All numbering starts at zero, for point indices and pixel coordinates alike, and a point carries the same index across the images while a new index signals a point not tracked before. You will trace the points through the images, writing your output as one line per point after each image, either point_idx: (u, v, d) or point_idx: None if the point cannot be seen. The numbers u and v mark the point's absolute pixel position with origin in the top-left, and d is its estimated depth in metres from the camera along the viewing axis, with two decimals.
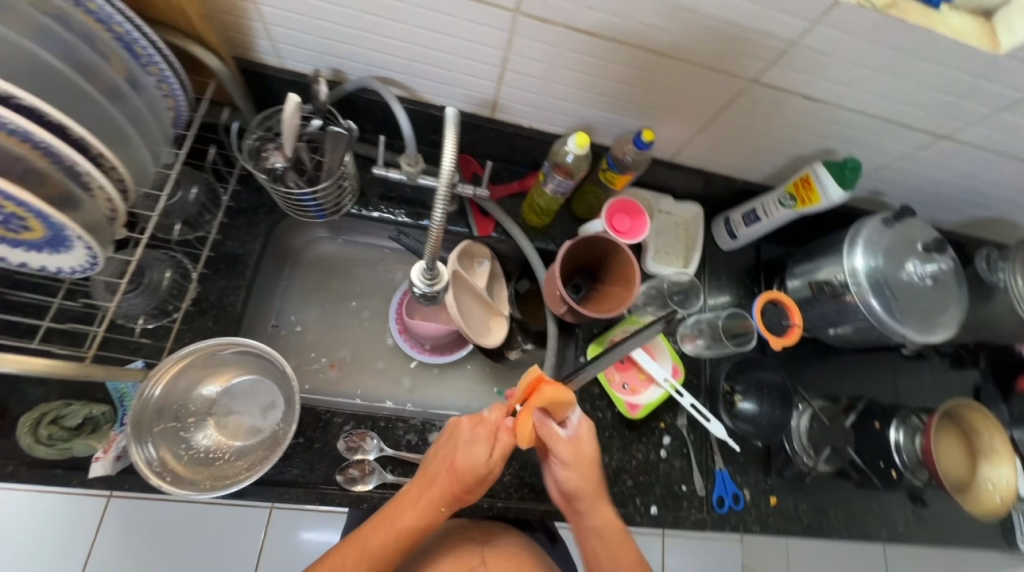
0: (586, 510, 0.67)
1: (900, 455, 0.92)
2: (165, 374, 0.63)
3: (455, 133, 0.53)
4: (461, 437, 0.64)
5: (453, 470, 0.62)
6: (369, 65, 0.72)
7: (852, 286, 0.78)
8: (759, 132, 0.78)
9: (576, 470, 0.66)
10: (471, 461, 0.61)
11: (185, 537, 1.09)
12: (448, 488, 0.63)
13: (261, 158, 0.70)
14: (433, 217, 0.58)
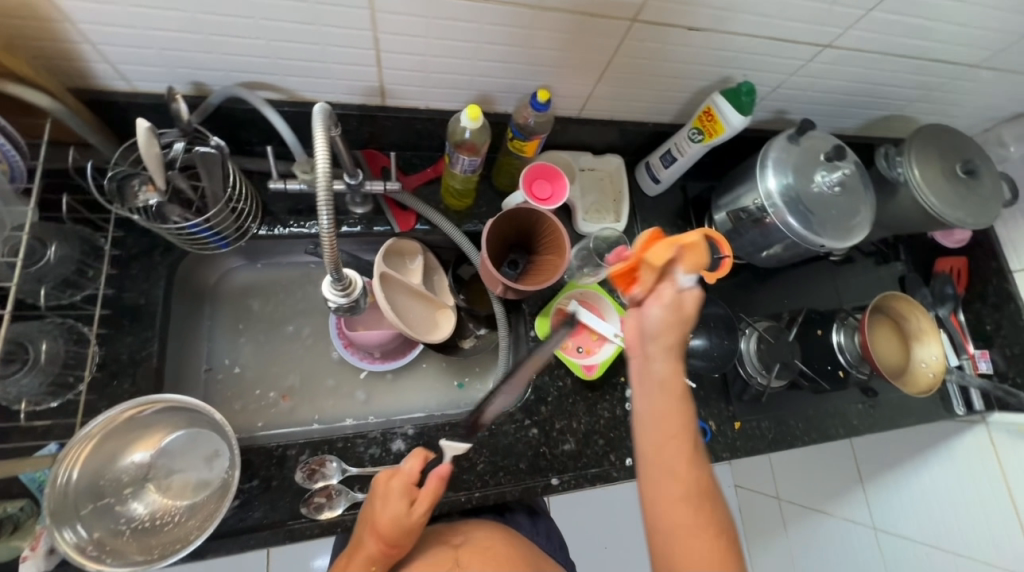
0: (656, 355, 0.52)
1: (844, 354, 0.97)
2: (80, 454, 0.58)
3: (324, 131, 0.51)
4: (380, 497, 0.61)
5: (377, 534, 0.59)
6: (232, 71, 0.66)
7: (770, 208, 0.80)
8: (656, 72, 0.77)
9: (675, 320, 0.51)
10: (392, 518, 0.58)
11: None
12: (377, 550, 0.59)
13: (129, 197, 0.63)
14: (322, 227, 0.53)
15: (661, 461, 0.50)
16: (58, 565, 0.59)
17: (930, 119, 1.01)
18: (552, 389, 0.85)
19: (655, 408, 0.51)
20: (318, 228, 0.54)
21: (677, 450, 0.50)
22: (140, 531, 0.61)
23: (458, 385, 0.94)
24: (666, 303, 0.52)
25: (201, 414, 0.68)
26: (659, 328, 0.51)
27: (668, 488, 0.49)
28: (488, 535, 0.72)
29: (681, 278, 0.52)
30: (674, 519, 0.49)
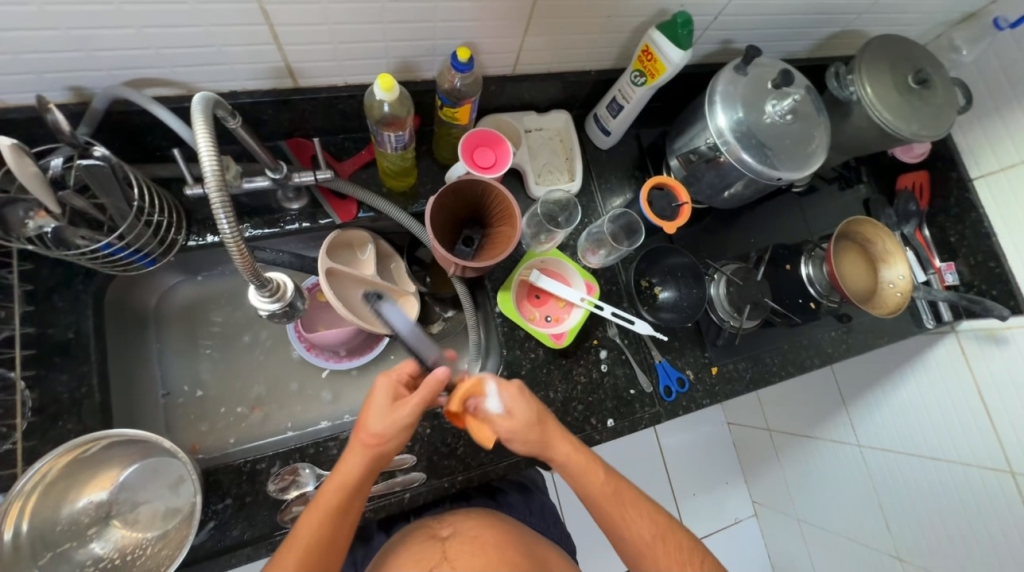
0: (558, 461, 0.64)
1: (814, 287, 0.97)
2: (23, 507, 0.55)
3: (206, 126, 0.47)
4: (372, 401, 0.60)
5: (367, 436, 0.58)
6: (110, 69, 0.58)
7: (722, 146, 0.76)
8: (586, 14, 0.71)
9: (525, 399, 0.62)
10: (384, 418, 0.58)
11: None
12: (367, 451, 0.58)
13: (14, 226, 0.56)
14: (223, 231, 0.49)
15: (598, 497, 0.64)
16: None
17: (880, 31, 0.97)
18: (525, 362, 0.82)
19: (600, 507, 0.64)
20: (222, 234, 0.49)
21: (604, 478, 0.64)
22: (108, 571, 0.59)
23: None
24: (512, 401, 0.61)
25: (153, 443, 0.64)
26: (515, 431, 0.61)
27: (617, 515, 0.64)
28: (480, 526, 0.72)
29: (493, 408, 0.61)
30: (635, 536, 0.64)
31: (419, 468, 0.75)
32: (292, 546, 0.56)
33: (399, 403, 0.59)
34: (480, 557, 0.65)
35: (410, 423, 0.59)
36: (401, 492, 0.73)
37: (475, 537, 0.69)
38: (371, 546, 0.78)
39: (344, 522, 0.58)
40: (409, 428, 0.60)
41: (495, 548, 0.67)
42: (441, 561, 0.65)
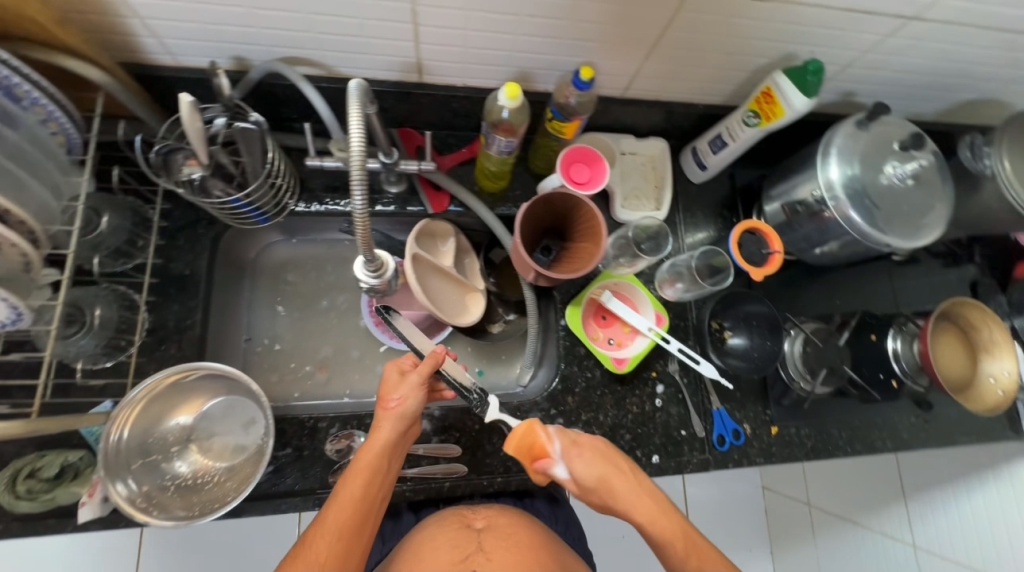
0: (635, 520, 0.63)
1: (898, 363, 0.90)
2: (129, 416, 0.61)
3: (359, 110, 0.49)
4: (388, 378, 0.69)
5: (388, 404, 0.66)
6: (271, 46, 0.65)
7: (829, 201, 0.73)
8: (710, 48, 0.71)
9: (593, 461, 0.62)
10: (400, 389, 0.67)
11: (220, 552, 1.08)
12: (390, 418, 0.66)
13: (173, 169, 0.65)
14: (353, 205, 0.52)
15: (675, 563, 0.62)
16: (112, 512, 0.64)
17: None
18: (580, 379, 0.83)
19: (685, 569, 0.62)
20: (352, 206, 0.53)
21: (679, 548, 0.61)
22: (182, 488, 0.65)
23: (477, 372, 0.94)
24: (576, 465, 0.62)
25: (238, 382, 0.70)
26: (584, 490, 0.63)
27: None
28: (510, 521, 0.75)
29: (557, 469, 0.62)
30: None
31: (462, 461, 0.77)
32: (336, 505, 0.60)
33: (411, 374, 0.69)
34: (514, 554, 0.69)
35: (423, 386, 0.68)
36: (441, 480, 0.75)
37: (506, 532, 0.73)
38: (399, 525, 0.81)
39: (380, 481, 0.63)
40: (422, 392, 0.69)
41: (526, 545, 0.71)
42: (475, 551, 0.69)
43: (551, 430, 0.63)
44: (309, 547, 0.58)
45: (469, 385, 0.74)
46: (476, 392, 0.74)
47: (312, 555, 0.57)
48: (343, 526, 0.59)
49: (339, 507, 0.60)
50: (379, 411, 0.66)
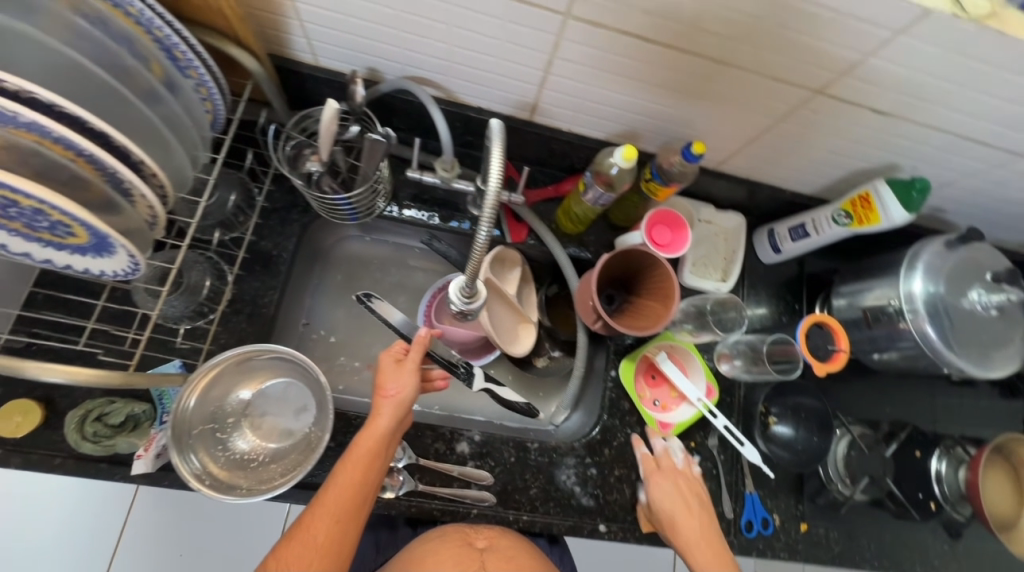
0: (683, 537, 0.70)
1: (941, 486, 0.88)
2: (199, 384, 0.63)
3: (501, 144, 0.51)
4: (384, 366, 0.64)
5: (385, 392, 0.62)
6: (406, 65, 0.69)
7: (908, 312, 0.73)
8: (815, 145, 0.73)
9: (669, 486, 0.74)
10: (398, 375, 0.63)
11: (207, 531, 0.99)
12: (387, 405, 0.62)
13: (297, 162, 0.70)
14: (478, 231, 0.53)
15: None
16: (159, 469, 0.66)
17: None
18: (620, 433, 0.83)
19: None
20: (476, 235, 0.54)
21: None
22: (231, 461, 0.67)
23: None
24: (656, 489, 0.75)
25: (300, 369, 0.72)
26: (658, 516, 0.73)
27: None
28: (512, 543, 0.72)
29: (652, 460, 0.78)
30: None
31: (490, 490, 0.78)
32: (332, 492, 0.56)
33: (410, 360, 0.64)
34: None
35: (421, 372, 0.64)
36: (469, 505, 0.76)
37: (510, 553, 0.70)
38: (396, 535, 0.81)
39: (377, 469, 0.59)
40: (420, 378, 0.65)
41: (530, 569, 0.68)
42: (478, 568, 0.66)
43: (641, 450, 0.80)
44: (305, 533, 0.54)
45: (456, 360, 0.80)
46: (462, 364, 0.79)
47: (310, 539, 0.53)
48: (342, 513, 0.55)
49: (334, 495, 0.56)
50: (377, 398, 0.61)
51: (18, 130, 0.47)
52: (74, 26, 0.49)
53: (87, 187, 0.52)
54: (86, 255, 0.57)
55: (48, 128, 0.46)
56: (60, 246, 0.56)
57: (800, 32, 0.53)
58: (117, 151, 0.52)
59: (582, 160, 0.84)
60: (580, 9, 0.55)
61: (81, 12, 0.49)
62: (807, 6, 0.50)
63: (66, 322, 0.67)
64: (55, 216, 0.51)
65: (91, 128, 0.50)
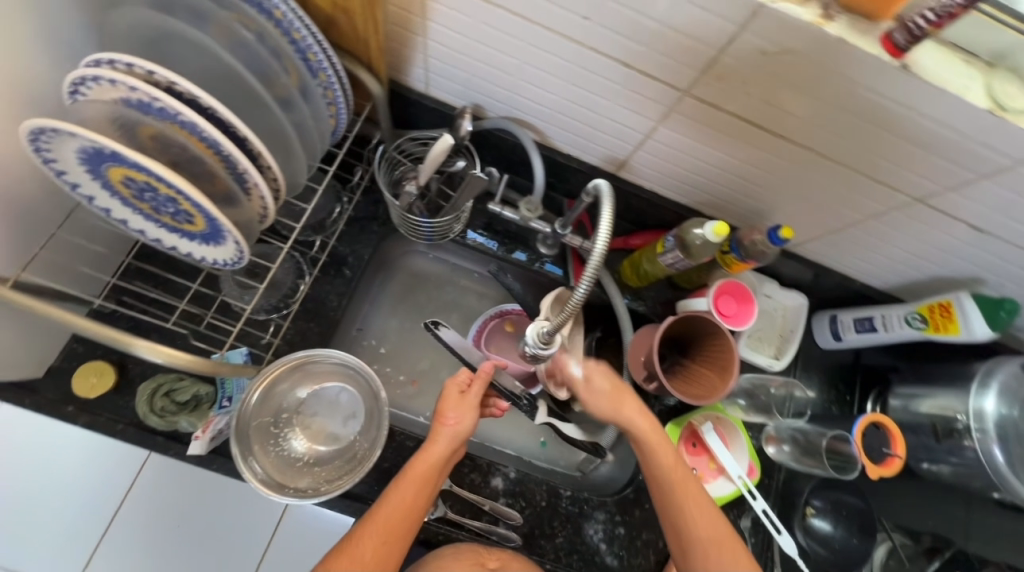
0: (633, 416, 0.66)
1: None
2: (268, 377, 0.66)
3: (610, 209, 0.55)
4: (447, 395, 0.69)
5: (444, 421, 0.67)
6: (512, 108, 0.73)
7: (976, 431, 0.72)
8: (899, 246, 0.73)
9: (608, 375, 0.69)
10: (458, 406, 0.68)
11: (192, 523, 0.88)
12: (445, 434, 0.67)
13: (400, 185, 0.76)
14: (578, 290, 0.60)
15: (670, 505, 0.62)
16: (210, 452, 0.67)
17: None
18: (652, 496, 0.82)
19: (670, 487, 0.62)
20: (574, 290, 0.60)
21: (673, 482, 0.63)
22: (280, 456, 0.68)
23: (541, 442, 0.90)
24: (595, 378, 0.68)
25: (359, 379, 0.73)
26: (598, 401, 0.67)
27: (688, 526, 0.61)
28: (525, 569, 0.69)
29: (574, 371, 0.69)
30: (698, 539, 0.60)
31: (516, 530, 0.77)
32: (383, 509, 0.61)
33: (471, 394, 0.69)
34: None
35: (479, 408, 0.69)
36: (495, 542, 0.75)
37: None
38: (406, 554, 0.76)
39: (427, 495, 0.64)
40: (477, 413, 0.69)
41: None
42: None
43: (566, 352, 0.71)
44: (355, 545, 0.59)
45: (518, 391, 0.83)
46: (525, 396, 0.83)
47: (358, 552, 0.58)
48: (390, 531, 0.60)
49: (386, 512, 0.61)
50: (437, 426, 0.66)
51: (175, 126, 0.51)
52: (238, 38, 0.54)
53: (214, 181, 0.55)
54: (195, 240, 0.60)
55: (200, 127, 0.50)
56: (173, 229, 0.60)
57: (914, 143, 0.54)
58: (249, 153, 0.56)
59: (657, 219, 0.85)
60: (702, 89, 0.57)
61: (247, 26, 0.54)
62: (928, 123, 0.51)
63: (151, 296, 0.70)
64: (183, 204, 0.54)
65: (235, 133, 0.54)
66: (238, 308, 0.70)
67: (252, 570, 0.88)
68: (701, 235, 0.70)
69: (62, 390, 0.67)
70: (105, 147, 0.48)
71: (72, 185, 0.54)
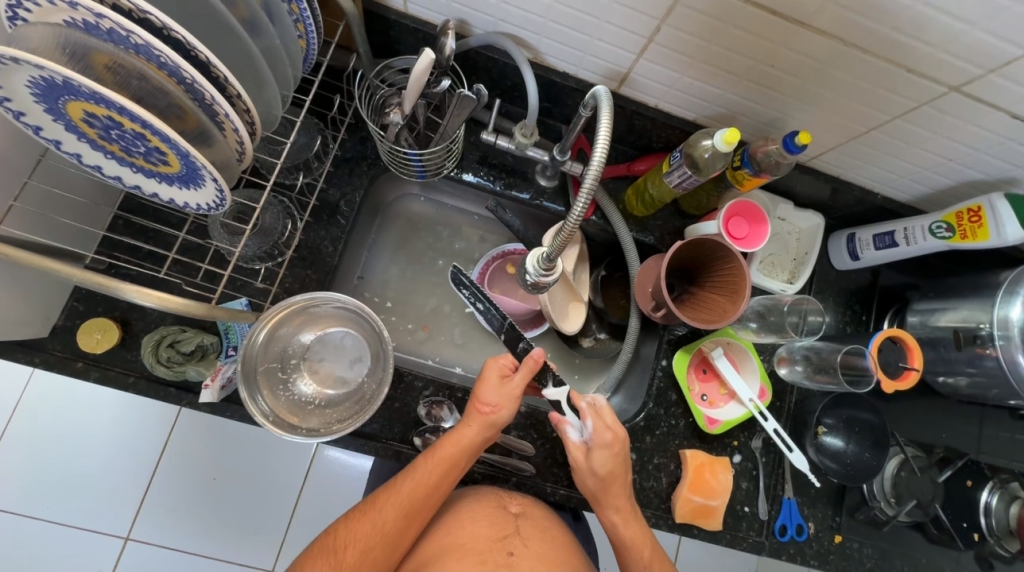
0: (618, 491, 0.68)
1: (988, 518, 0.85)
2: (272, 320, 0.65)
3: (609, 119, 0.51)
4: (486, 378, 0.69)
5: (483, 406, 0.67)
6: (499, 20, 0.66)
7: (999, 339, 0.69)
8: (926, 147, 0.67)
9: (609, 457, 0.67)
10: (498, 392, 0.68)
11: (250, 467, 1.11)
12: (480, 419, 0.67)
13: (381, 113, 0.70)
14: (572, 211, 0.58)
15: None
16: (222, 400, 0.68)
17: None
18: (663, 423, 0.82)
19: (646, 558, 0.68)
20: (570, 214, 0.58)
21: (645, 557, 0.68)
22: (291, 401, 0.68)
23: None
24: (592, 459, 0.67)
25: (362, 319, 0.72)
26: (591, 481, 0.68)
27: None
28: (544, 514, 0.74)
29: (575, 434, 0.69)
30: None
31: (530, 461, 0.78)
32: (407, 485, 0.65)
33: (511, 382, 0.69)
34: (549, 546, 0.68)
35: (518, 397, 0.68)
36: (509, 473, 0.77)
37: (542, 523, 0.72)
38: None
39: (451, 476, 0.66)
40: (517, 402, 0.68)
41: (559, 538, 0.71)
42: (513, 533, 0.68)
43: (584, 403, 0.69)
44: (376, 513, 0.64)
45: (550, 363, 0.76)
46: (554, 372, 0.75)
47: (379, 520, 0.63)
48: (410, 505, 0.64)
49: (411, 488, 0.64)
50: (474, 410, 0.67)
51: (129, 51, 0.47)
52: None
53: (183, 116, 0.51)
54: (172, 185, 0.58)
55: (154, 49, 0.45)
56: (150, 174, 0.57)
57: (952, 14, 0.48)
58: (216, 81, 0.51)
59: (663, 139, 0.79)
60: None
61: None
62: None
63: (142, 248, 0.69)
64: (153, 142, 0.51)
65: (197, 58, 0.49)
66: (227, 252, 0.68)
67: (301, 485, 1.13)
68: (711, 147, 0.66)
69: (72, 347, 0.67)
70: (56, 76, 0.44)
71: (34, 128, 0.51)
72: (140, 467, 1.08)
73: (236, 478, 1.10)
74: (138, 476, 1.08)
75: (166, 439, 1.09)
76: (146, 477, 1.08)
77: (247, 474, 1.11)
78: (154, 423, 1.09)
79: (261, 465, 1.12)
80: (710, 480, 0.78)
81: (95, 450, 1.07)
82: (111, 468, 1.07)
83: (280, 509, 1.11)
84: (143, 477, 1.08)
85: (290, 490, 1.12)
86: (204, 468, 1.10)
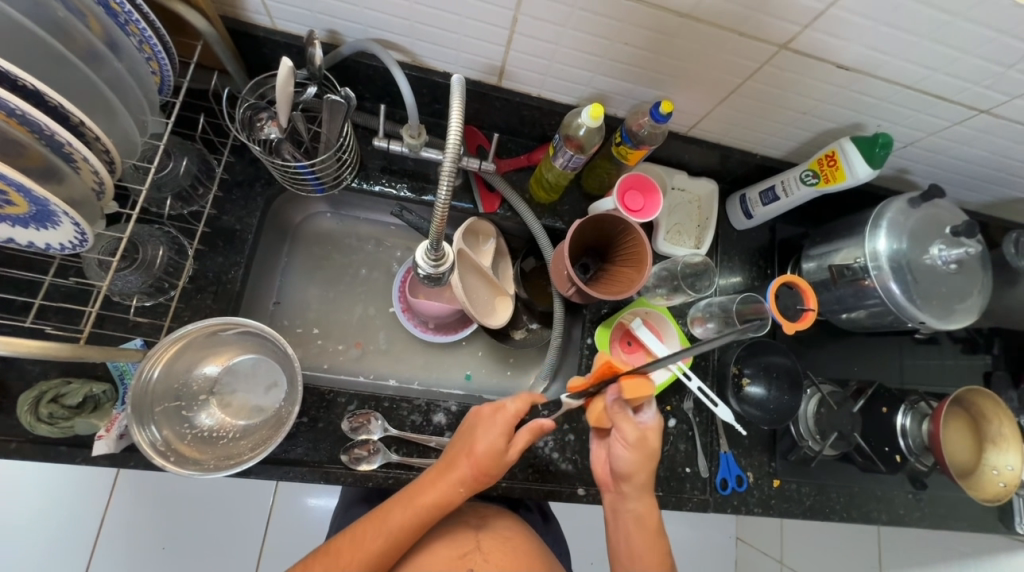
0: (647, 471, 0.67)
1: (905, 439, 0.90)
2: (163, 357, 0.61)
3: (461, 104, 0.51)
4: (484, 421, 0.64)
5: (475, 453, 0.61)
6: (366, 26, 0.66)
7: (873, 270, 0.75)
8: (781, 105, 0.73)
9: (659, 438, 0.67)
10: (494, 441, 0.62)
11: (199, 523, 1.03)
12: (468, 467, 0.61)
13: (254, 129, 0.67)
14: (438, 195, 0.52)
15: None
16: (123, 450, 0.63)
17: None
18: None
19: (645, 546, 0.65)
20: (435, 196, 0.53)
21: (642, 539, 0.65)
22: (199, 438, 0.65)
23: (466, 376, 0.93)
24: (651, 437, 0.66)
25: (271, 343, 0.71)
26: (634, 447, 0.65)
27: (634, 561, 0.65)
28: (507, 526, 0.73)
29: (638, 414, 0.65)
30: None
31: None
32: (379, 532, 0.59)
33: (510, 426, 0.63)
34: (513, 555, 0.67)
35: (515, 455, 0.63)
36: None
37: (504, 536, 0.70)
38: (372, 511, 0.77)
39: (428, 521, 0.61)
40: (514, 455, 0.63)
41: (523, 548, 0.69)
42: (474, 550, 0.66)
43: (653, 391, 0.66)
44: (337, 559, 0.58)
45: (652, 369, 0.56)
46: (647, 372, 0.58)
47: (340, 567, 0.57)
48: (376, 552, 0.58)
49: (383, 532, 0.59)
50: (467, 458, 0.61)
51: None
52: None
53: (22, 152, 0.48)
54: (28, 227, 0.54)
55: None
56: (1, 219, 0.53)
57: None
58: (54, 112, 0.48)
59: (554, 127, 0.83)
60: None
61: None
62: None
63: (14, 300, 0.64)
64: None
65: (24, 88, 0.46)
66: (96, 286, 0.64)
67: (262, 529, 1.06)
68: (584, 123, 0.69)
69: None
70: None
71: None
72: (70, 552, 0.98)
73: (183, 537, 1.02)
74: (74, 562, 0.98)
75: (102, 514, 1.00)
76: (81, 562, 0.98)
77: (196, 531, 1.03)
78: (78, 505, 0.99)
79: (209, 519, 1.04)
80: (646, 383, 0.61)
81: (14, 545, 0.95)
82: (40, 558, 0.96)
83: (237, 561, 1.04)
84: (76, 563, 0.98)
85: (251, 538, 1.05)
86: (154, 532, 1.01)
